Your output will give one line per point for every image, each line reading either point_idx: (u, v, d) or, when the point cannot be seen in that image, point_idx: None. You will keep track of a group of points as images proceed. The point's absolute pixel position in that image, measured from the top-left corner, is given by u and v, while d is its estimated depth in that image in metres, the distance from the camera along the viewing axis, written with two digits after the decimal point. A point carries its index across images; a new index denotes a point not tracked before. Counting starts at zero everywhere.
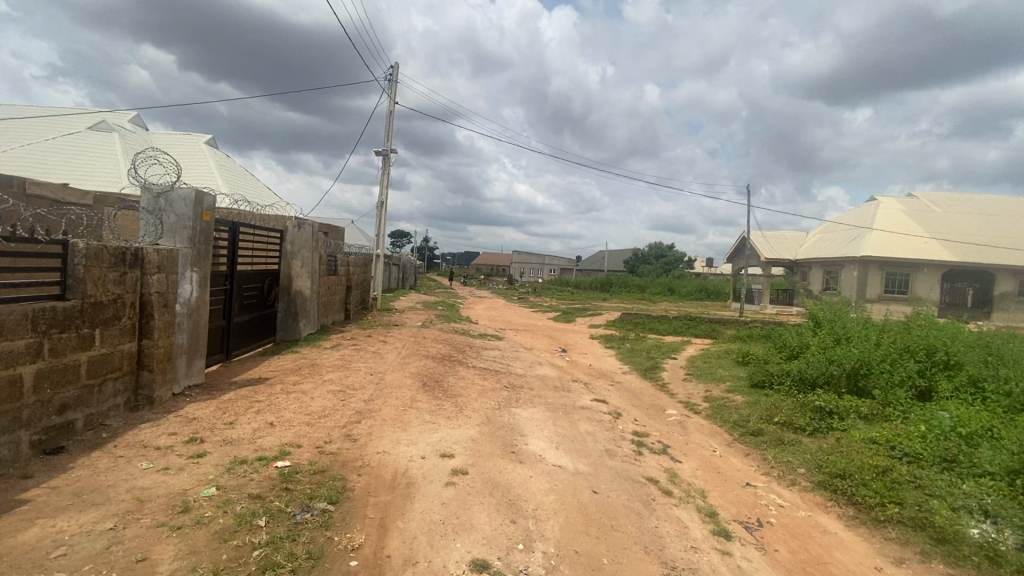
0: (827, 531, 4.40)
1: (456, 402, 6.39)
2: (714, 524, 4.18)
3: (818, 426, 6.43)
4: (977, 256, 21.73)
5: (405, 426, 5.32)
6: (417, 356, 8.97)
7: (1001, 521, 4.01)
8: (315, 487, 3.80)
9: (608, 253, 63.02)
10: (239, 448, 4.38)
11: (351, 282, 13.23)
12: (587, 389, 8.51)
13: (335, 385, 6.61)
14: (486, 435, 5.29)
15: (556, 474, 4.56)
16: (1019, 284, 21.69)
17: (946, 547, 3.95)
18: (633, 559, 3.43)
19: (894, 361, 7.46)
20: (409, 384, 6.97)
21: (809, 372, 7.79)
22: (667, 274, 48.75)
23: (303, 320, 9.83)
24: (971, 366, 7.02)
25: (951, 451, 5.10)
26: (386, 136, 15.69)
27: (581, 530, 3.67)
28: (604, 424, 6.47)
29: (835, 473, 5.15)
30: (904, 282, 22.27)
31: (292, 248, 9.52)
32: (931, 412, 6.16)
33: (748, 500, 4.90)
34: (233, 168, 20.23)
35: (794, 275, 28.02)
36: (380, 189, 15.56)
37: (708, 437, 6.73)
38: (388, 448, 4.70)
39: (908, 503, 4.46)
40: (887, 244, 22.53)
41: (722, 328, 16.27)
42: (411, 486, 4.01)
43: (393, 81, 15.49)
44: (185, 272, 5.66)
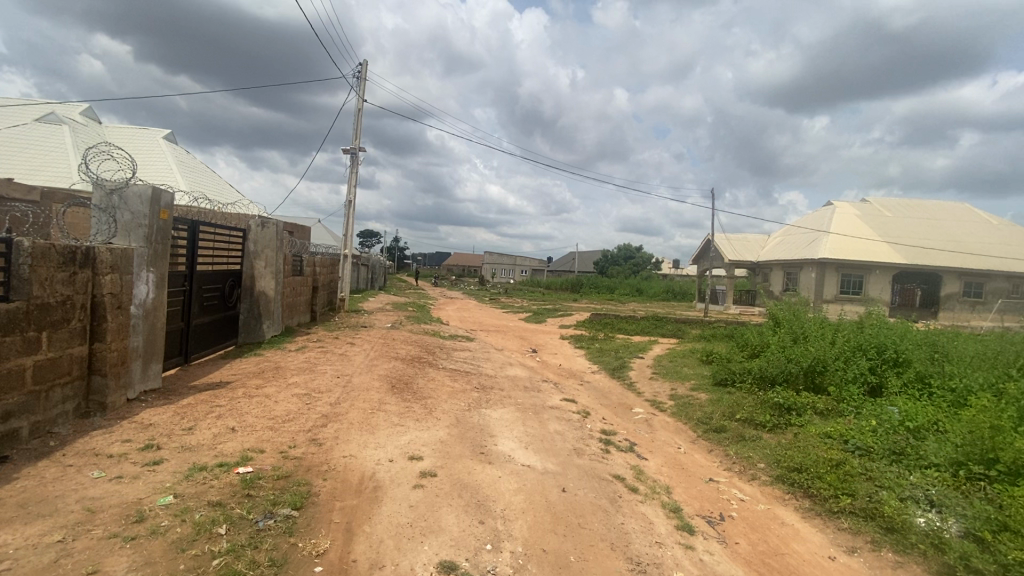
0: (784, 523, 4.57)
1: (425, 404, 6.35)
2: (677, 519, 4.29)
3: (777, 422, 6.67)
4: (924, 259, 22.92)
5: (373, 429, 5.25)
6: (385, 358, 8.86)
7: (946, 510, 4.25)
8: (279, 493, 3.72)
9: (578, 254, 63.65)
10: (198, 454, 4.24)
11: (317, 283, 12.95)
12: (557, 388, 8.59)
13: (300, 389, 6.46)
14: (455, 437, 5.28)
15: (525, 474, 4.59)
16: (963, 285, 22.95)
17: (895, 536, 4.17)
18: (599, 557, 3.48)
19: (847, 359, 7.80)
20: (377, 387, 6.89)
21: (769, 370, 8.07)
22: (635, 275, 49.96)
23: (267, 322, 9.58)
24: (918, 363, 7.41)
25: (900, 444, 5.37)
26: (354, 135, 15.46)
27: (549, 529, 3.70)
28: (572, 424, 6.54)
29: (792, 467, 5.36)
30: (857, 283, 23.28)
31: (255, 248, 9.26)
32: (881, 407, 6.48)
33: (710, 495, 5.04)
34: (193, 164, 19.54)
35: (756, 277, 28.97)
36: (349, 188, 15.33)
37: (673, 435, 6.89)
38: (355, 451, 4.63)
39: (860, 494, 4.68)
40: (842, 247, 23.51)
41: (688, 328, 16.67)
42: (379, 490, 3.97)
43: (361, 79, 15.26)
44: (141, 273, 5.44)
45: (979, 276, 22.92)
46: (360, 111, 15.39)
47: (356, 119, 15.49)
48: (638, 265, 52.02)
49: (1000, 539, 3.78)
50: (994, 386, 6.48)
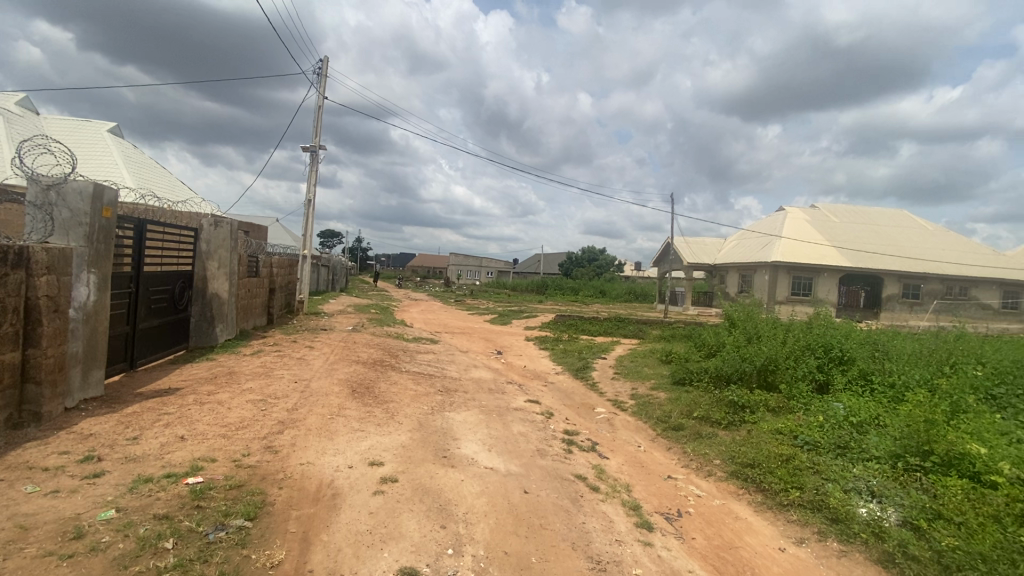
0: (738, 517, 4.75)
1: (387, 408, 6.25)
2: (637, 516, 4.38)
3: (732, 419, 6.91)
4: (868, 263, 24.26)
5: (332, 435, 5.13)
6: (345, 361, 8.67)
7: (886, 500, 4.50)
8: (231, 504, 3.58)
9: (544, 256, 64.18)
10: (143, 465, 4.03)
11: (275, 284, 12.54)
12: (521, 390, 8.62)
13: (255, 395, 6.24)
14: (418, 441, 5.21)
15: (487, 476, 4.59)
16: (903, 287, 24.40)
17: (840, 525, 4.38)
18: (561, 557, 3.51)
19: (797, 357, 8.16)
20: (337, 391, 6.73)
21: (725, 369, 8.35)
22: (598, 275, 51.41)
23: (220, 325, 9.20)
24: (862, 361, 7.83)
25: (844, 438, 5.66)
26: (314, 132, 15.10)
27: (511, 531, 3.71)
28: (536, 425, 6.58)
29: (746, 463, 5.56)
30: (807, 284, 24.37)
31: (207, 248, 8.90)
32: (828, 403, 6.81)
33: (669, 491, 5.17)
34: (141, 159, 18.57)
35: (713, 279, 29.92)
36: (308, 187, 14.94)
37: (633, 434, 7.04)
38: (313, 458, 4.51)
39: (807, 487, 4.90)
40: (793, 251, 24.62)
41: (649, 328, 17.09)
42: (337, 497, 3.88)
43: (321, 76, 14.92)
44: (81, 274, 5.14)
45: (916, 278, 24.42)
46: (321, 109, 15.04)
47: (316, 117, 15.12)
48: (601, 266, 52.85)
49: (935, 526, 4.04)
50: (930, 382, 6.92)
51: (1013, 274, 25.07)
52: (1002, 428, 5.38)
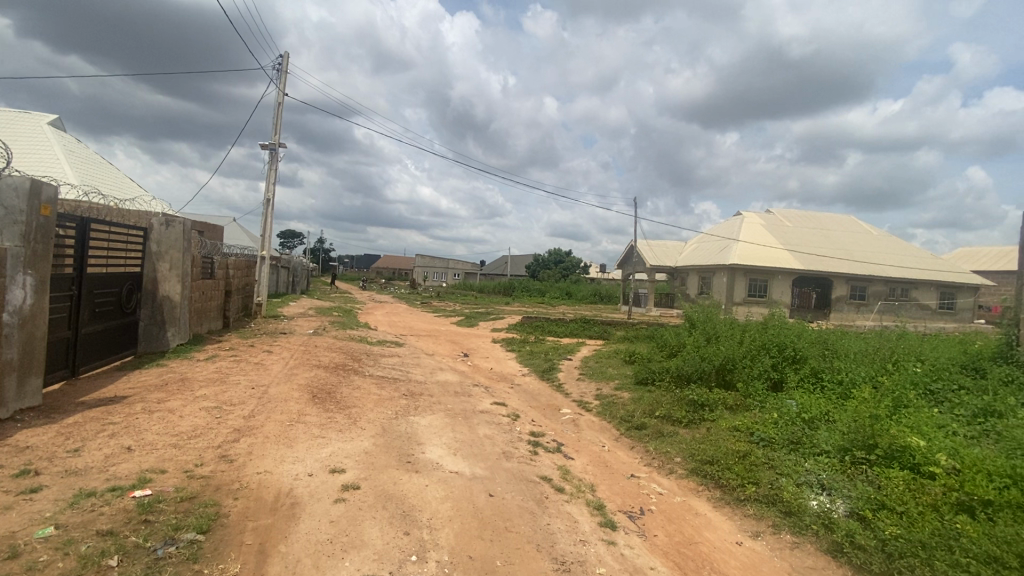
0: (697, 513, 4.88)
1: (349, 413, 6.11)
2: (601, 516, 4.44)
3: (692, 417, 7.10)
4: (819, 266, 25.41)
5: (291, 442, 4.98)
6: (305, 366, 8.43)
7: (834, 492, 4.71)
8: (181, 517, 3.42)
9: (510, 257, 64.33)
10: (85, 478, 3.80)
11: (231, 286, 12.09)
12: (487, 392, 8.61)
13: (209, 402, 5.99)
14: (381, 447, 5.13)
15: (452, 481, 4.56)
16: (850, 289, 25.71)
17: (793, 518, 4.57)
18: (526, 559, 3.53)
19: (753, 356, 8.46)
20: (297, 397, 6.54)
21: (685, 369, 8.57)
22: (564, 277, 52.14)
23: (172, 329, 8.80)
24: (813, 359, 8.19)
25: (796, 434, 5.90)
26: (274, 130, 14.67)
27: (475, 534, 3.70)
28: (502, 427, 6.58)
29: (705, 460, 5.73)
30: (763, 286, 25.34)
31: (158, 249, 8.49)
32: (782, 401, 7.11)
33: (632, 490, 5.27)
34: (86, 155, 17.58)
35: (674, 281, 30.71)
36: (267, 186, 14.49)
37: (598, 433, 7.14)
38: (270, 467, 4.36)
39: (763, 482, 5.09)
40: (749, 254, 25.55)
41: (614, 329, 17.39)
42: (296, 507, 3.77)
43: (281, 71, 14.52)
44: (16, 276, 4.82)
45: (862, 280, 25.75)
46: (281, 105, 14.61)
47: (276, 113, 14.69)
48: (567, 268, 53.38)
49: (879, 516, 4.25)
50: (874, 379, 7.30)
51: (948, 276, 26.82)
52: (939, 421, 5.73)
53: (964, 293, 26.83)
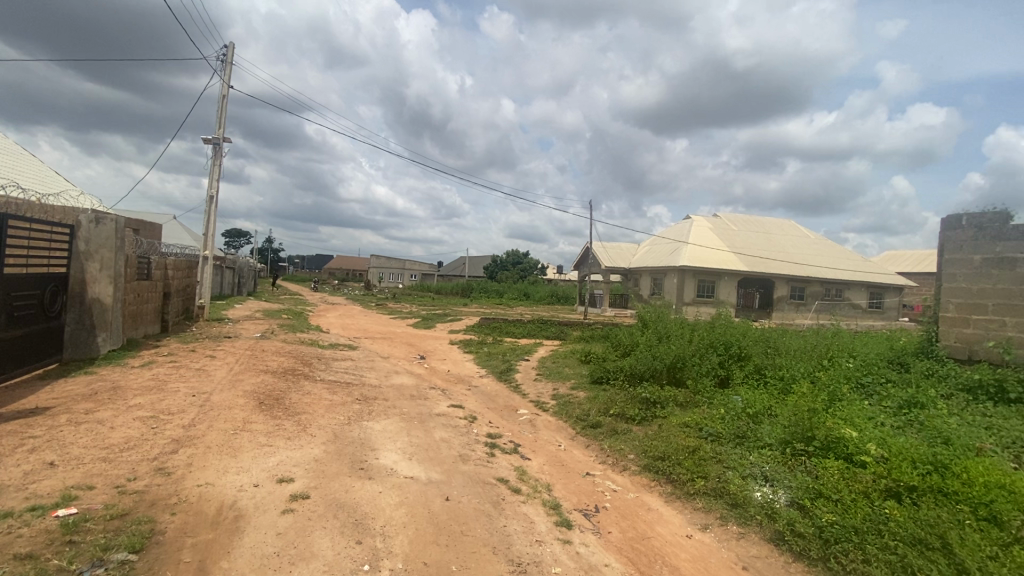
0: (650, 509, 5.01)
1: (298, 420, 5.89)
2: (557, 515, 4.48)
3: (644, 415, 7.29)
4: (763, 267, 26.71)
5: (235, 451, 4.74)
6: (252, 371, 8.07)
7: (776, 483, 4.93)
8: (111, 536, 3.19)
9: (468, 258, 64.15)
10: (0, 498, 3.48)
11: (170, 288, 11.41)
12: (444, 395, 8.51)
13: (145, 411, 5.62)
14: (333, 454, 4.97)
15: (407, 486, 4.47)
16: (790, 289, 27.19)
17: (738, 509, 4.77)
18: (482, 562, 3.51)
19: (702, 354, 8.78)
20: (242, 404, 6.24)
21: (638, 367, 8.78)
22: (521, 278, 52.45)
23: (103, 334, 8.22)
24: (756, 356, 8.58)
25: (742, 428, 6.15)
26: (218, 123, 13.99)
27: (431, 540, 3.64)
28: (459, 430, 6.53)
29: (657, 456, 5.88)
30: (710, 287, 26.37)
31: (86, 247, 7.91)
32: (728, 396, 7.41)
33: (587, 488, 5.34)
34: (5, 145, 16.20)
35: (628, 282, 31.26)
36: (211, 182, 13.79)
37: (554, 433, 7.21)
38: (212, 478, 4.14)
39: (711, 476, 5.28)
40: (698, 256, 26.52)
41: (570, 329, 17.65)
42: (240, 520, 3.58)
43: (226, 62, 13.85)
44: None
45: (801, 281, 27.27)
46: (226, 98, 13.94)
47: (220, 106, 14.01)
48: (525, 268, 53.66)
49: (817, 504, 4.48)
50: (812, 374, 7.73)
51: (876, 276, 28.84)
52: (869, 413, 6.14)
53: (891, 293, 28.91)
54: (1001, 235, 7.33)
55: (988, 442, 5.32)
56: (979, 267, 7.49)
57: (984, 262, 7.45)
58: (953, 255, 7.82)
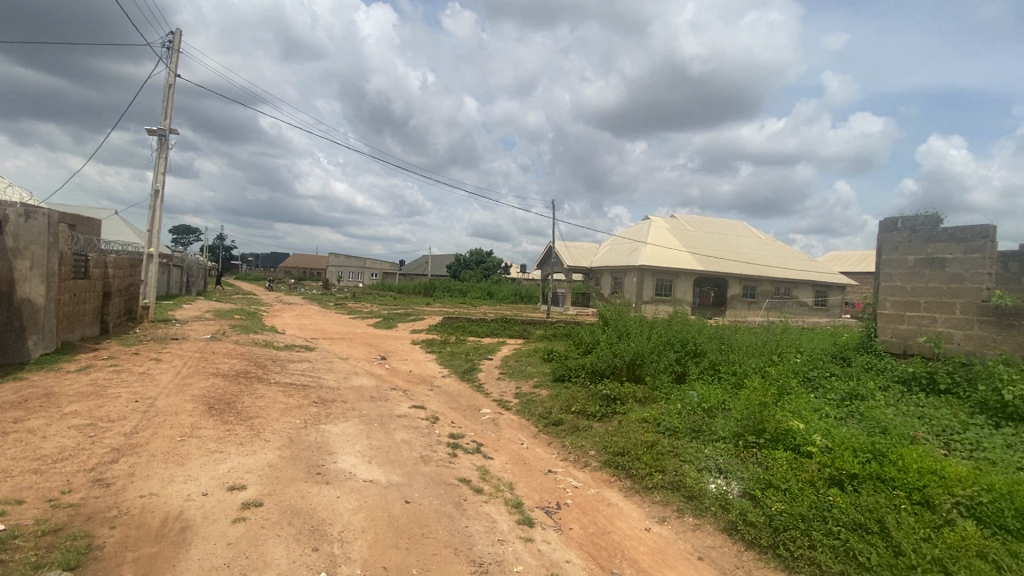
0: (610, 504, 5.10)
1: (251, 425, 5.67)
2: (519, 514, 4.49)
3: (605, 411, 7.41)
4: (717, 266, 27.67)
5: (182, 459, 4.52)
6: (201, 375, 7.70)
7: (730, 475, 5.11)
8: (43, 553, 2.98)
9: (430, 257, 63.50)
10: None
11: (110, 288, 10.76)
12: (405, 396, 8.40)
13: (81, 419, 5.27)
14: (288, 459, 4.80)
15: (366, 490, 4.37)
16: (743, 288, 28.31)
17: (694, 501, 4.93)
18: (443, 564, 3.47)
19: (660, 351, 9.00)
20: (190, 409, 5.95)
21: (599, 364, 8.92)
22: (484, 276, 52.31)
23: (35, 337, 7.67)
24: (711, 353, 8.88)
25: (697, 423, 6.35)
26: (163, 114, 13.28)
27: (390, 544, 3.58)
28: (421, 431, 6.45)
29: (617, 452, 5.99)
30: (668, 286, 27.10)
31: (15, 244, 7.36)
32: (685, 392, 7.64)
33: (549, 486, 5.38)
34: None
35: (589, 281, 31.75)
36: (156, 175, 13.09)
37: (517, 432, 7.22)
38: (157, 488, 3.93)
39: (668, 470, 5.43)
40: (657, 255, 27.20)
41: (533, 328, 17.75)
42: (187, 531, 3.42)
43: (173, 50, 13.16)
44: None
45: (753, 280, 28.43)
46: (172, 87, 13.26)
47: (165, 96, 13.32)
48: (488, 267, 53.57)
49: (766, 493, 4.66)
50: (762, 369, 8.07)
51: (821, 275, 30.42)
52: (815, 406, 6.46)
53: (834, 292, 30.58)
54: (931, 237, 7.82)
55: (921, 430, 5.70)
56: (912, 267, 7.99)
57: (917, 262, 7.94)
58: (890, 255, 8.30)
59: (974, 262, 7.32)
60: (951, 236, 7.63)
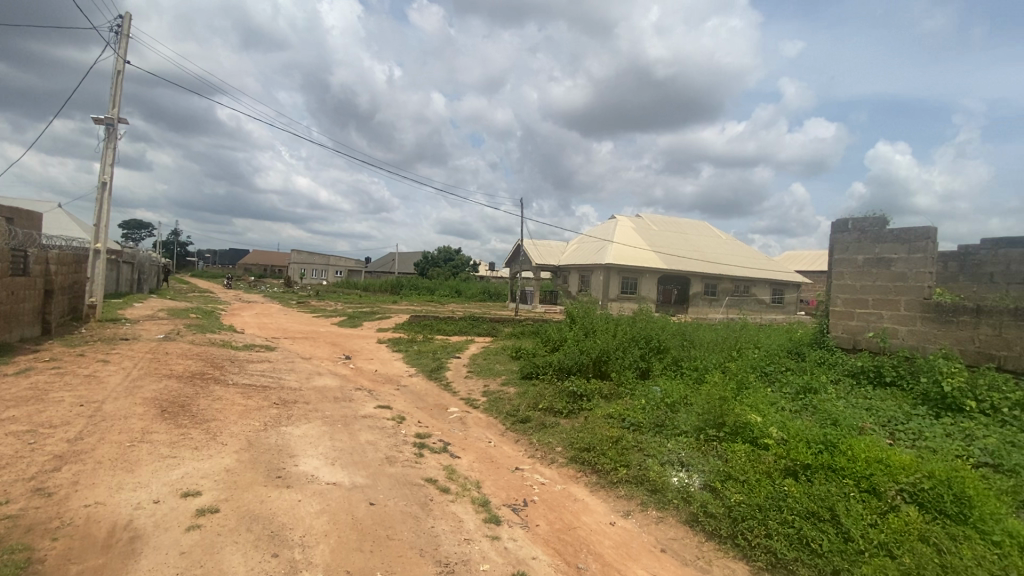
0: (576, 499, 5.16)
1: (207, 428, 5.45)
2: (485, 512, 4.49)
3: (571, 408, 7.49)
4: (681, 265, 28.36)
5: (133, 466, 4.30)
6: (153, 377, 7.36)
7: (691, 468, 5.24)
8: None
9: (397, 255, 62.65)
10: None
11: (52, 286, 10.14)
12: (370, 396, 8.26)
13: (19, 425, 4.94)
14: (246, 463, 4.64)
15: (329, 493, 4.28)
16: (705, 286, 29.14)
17: (657, 495, 5.04)
18: (408, 566, 3.44)
19: (625, 348, 9.14)
20: (141, 413, 5.67)
21: (566, 362, 8.99)
22: (452, 275, 51.95)
23: None
24: (674, 349, 9.09)
25: (661, 417, 6.50)
26: (111, 102, 12.60)
27: (354, 547, 3.52)
28: (386, 431, 6.34)
29: (583, 448, 6.06)
30: (633, 284, 27.60)
31: None
32: (648, 388, 7.79)
33: (516, 483, 5.40)
34: None
35: (557, 279, 32.00)
36: (103, 166, 12.41)
37: (484, 430, 7.20)
38: (104, 497, 3.73)
39: (632, 464, 5.53)
40: (622, 254, 27.65)
41: (501, 326, 17.74)
42: (138, 540, 3.26)
43: (121, 34, 12.50)
44: None
45: (714, 279, 29.29)
46: (121, 74, 12.59)
47: (114, 83, 12.64)
48: (457, 265, 53.23)
49: (726, 485, 4.80)
50: (723, 365, 8.32)
51: (778, 274, 31.60)
52: (772, 399, 6.71)
53: (790, 290, 31.83)
54: (879, 237, 8.22)
55: (869, 421, 6.00)
56: (861, 266, 8.39)
57: (866, 262, 8.35)
58: (842, 255, 8.70)
59: (917, 262, 7.75)
60: (897, 237, 8.02)
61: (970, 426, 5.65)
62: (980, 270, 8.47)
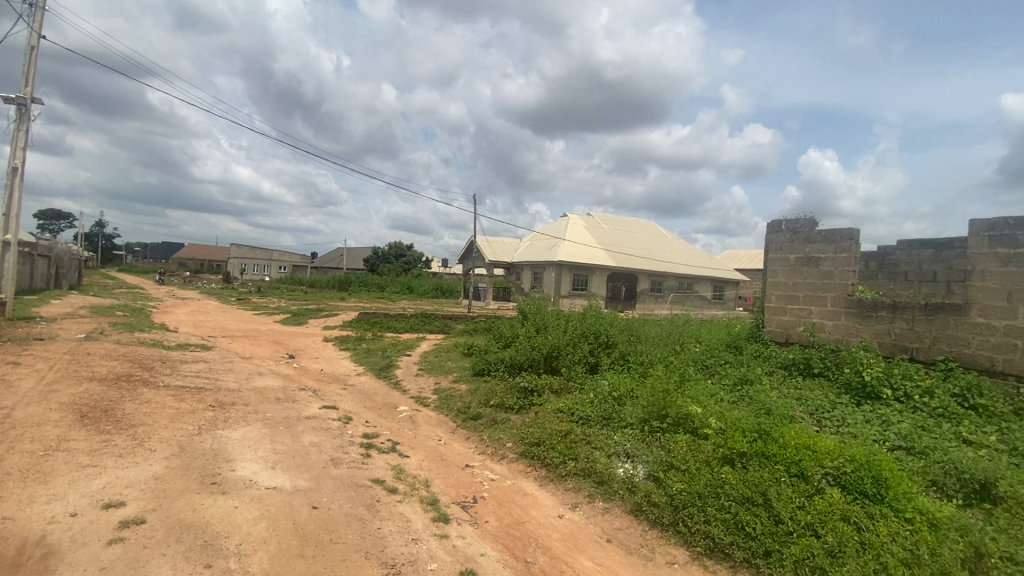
0: (526, 494, 5.21)
1: (134, 434, 5.10)
2: (434, 511, 4.44)
3: (522, 403, 7.56)
4: (629, 262, 29.18)
5: (47, 476, 3.97)
6: (72, 380, 6.79)
7: (636, 459, 5.41)
8: None
9: (346, 250, 60.86)
10: None
11: None
12: (316, 396, 7.99)
13: None
14: (177, 469, 4.39)
15: (269, 497, 4.11)
16: (652, 283, 29.98)
17: (604, 486, 5.17)
18: (351, 569, 3.36)
19: (574, 343, 9.31)
20: (57, 420, 5.23)
21: (518, 358, 9.05)
22: (404, 271, 51.03)
23: None
24: (621, 344, 9.34)
25: (608, 410, 6.67)
26: (22, 80, 11.50)
27: (295, 553, 3.40)
28: (332, 432, 6.16)
29: (533, 443, 6.12)
30: (584, 281, 28.15)
31: None
32: (597, 381, 7.97)
33: (466, 481, 5.38)
34: None
35: (511, 276, 31.87)
36: (13, 150, 11.33)
37: (435, 428, 7.14)
38: (13, 511, 3.42)
39: (580, 457, 5.64)
40: (574, 252, 28.14)
41: (454, 323, 17.58)
42: (53, 557, 3.02)
43: (35, 6, 11.41)
44: None
45: (660, 276, 30.14)
46: (35, 50, 11.51)
47: (26, 60, 11.55)
48: (409, 261, 52.36)
49: (668, 475, 4.98)
50: (666, 359, 8.66)
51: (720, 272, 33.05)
52: (711, 391, 7.04)
53: (730, 287, 33.44)
54: (808, 238, 8.77)
55: (799, 410, 6.41)
56: (793, 265, 8.92)
57: (797, 260, 8.89)
58: (776, 254, 9.22)
59: (842, 261, 8.32)
60: (825, 238, 8.57)
61: (886, 413, 6.14)
62: (896, 269, 9.19)
